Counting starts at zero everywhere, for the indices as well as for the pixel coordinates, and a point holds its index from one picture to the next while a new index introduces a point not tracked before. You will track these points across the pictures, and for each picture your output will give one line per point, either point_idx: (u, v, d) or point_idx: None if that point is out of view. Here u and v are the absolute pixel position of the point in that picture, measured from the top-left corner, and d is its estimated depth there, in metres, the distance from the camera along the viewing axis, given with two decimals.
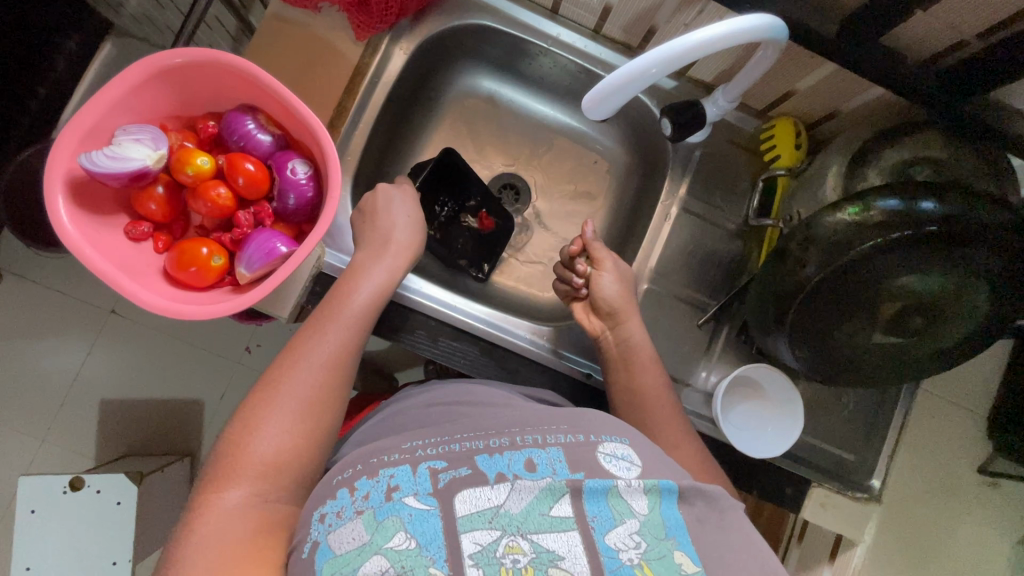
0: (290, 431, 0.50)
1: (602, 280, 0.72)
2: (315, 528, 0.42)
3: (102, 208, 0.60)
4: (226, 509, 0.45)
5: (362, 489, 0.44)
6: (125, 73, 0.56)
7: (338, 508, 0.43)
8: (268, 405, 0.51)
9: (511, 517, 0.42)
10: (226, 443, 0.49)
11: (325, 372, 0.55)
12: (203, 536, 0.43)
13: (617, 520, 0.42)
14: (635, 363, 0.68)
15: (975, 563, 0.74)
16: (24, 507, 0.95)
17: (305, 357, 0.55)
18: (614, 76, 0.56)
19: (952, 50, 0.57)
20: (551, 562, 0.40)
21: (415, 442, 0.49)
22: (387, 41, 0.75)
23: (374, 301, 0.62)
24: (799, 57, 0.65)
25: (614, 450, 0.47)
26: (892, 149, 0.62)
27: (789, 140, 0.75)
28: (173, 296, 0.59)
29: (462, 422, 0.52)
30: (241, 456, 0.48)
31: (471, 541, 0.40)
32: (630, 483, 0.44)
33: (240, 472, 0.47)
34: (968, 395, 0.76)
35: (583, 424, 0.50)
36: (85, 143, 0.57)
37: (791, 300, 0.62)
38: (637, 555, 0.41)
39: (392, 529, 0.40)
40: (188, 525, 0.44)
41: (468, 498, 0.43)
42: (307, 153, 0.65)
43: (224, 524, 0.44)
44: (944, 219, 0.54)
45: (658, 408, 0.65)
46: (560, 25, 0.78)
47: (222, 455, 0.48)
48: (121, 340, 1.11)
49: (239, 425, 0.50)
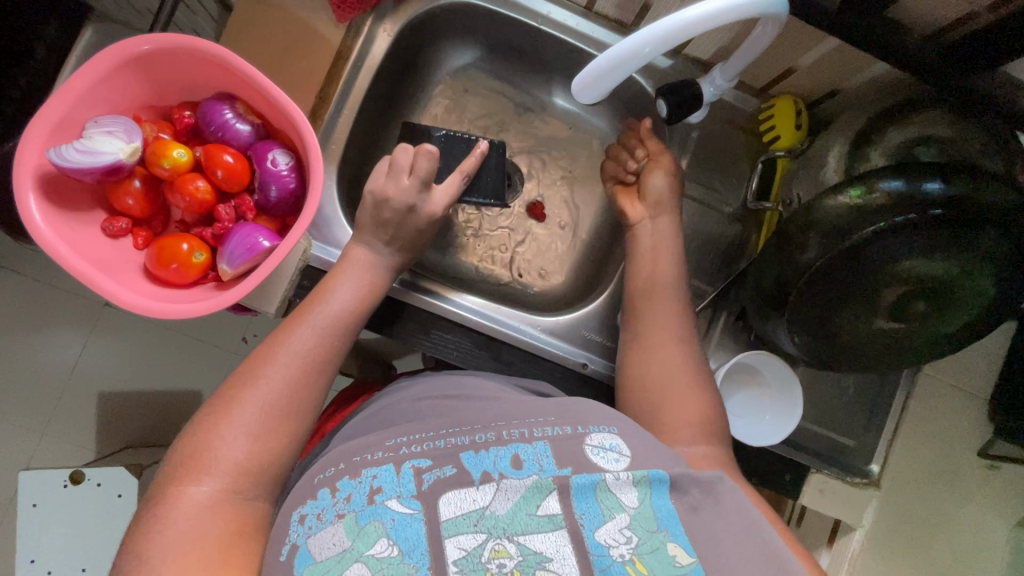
0: (264, 422, 0.49)
1: (652, 178, 0.71)
2: (295, 530, 0.41)
3: (77, 204, 0.57)
4: (204, 504, 0.44)
5: (344, 491, 0.43)
6: (91, 62, 0.54)
7: (318, 509, 0.42)
8: (247, 397, 0.49)
9: (496, 519, 0.41)
10: (201, 433, 0.47)
11: (301, 363, 0.53)
12: (173, 533, 0.42)
13: (606, 515, 0.42)
14: (636, 341, 0.64)
15: (971, 545, 0.75)
16: (26, 501, 0.94)
17: (289, 347, 0.53)
18: (605, 57, 0.53)
19: (962, 21, 0.54)
20: (538, 564, 0.40)
21: (399, 437, 0.48)
22: (370, 22, 0.72)
23: (361, 291, 0.61)
24: (799, 32, 0.62)
25: (602, 442, 0.46)
26: (898, 127, 0.60)
27: (790, 120, 0.72)
28: (154, 293, 0.57)
29: (449, 415, 0.51)
30: (212, 450, 0.46)
31: (455, 547, 0.40)
32: (619, 476, 0.43)
33: (212, 468, 0.46)
34: (970, 379, 0.75)
35: (571, 413, 0.49)
36: (55, 136, 0.55)
37: (790, 285, 0.61)
38: (629, 551, 0.41)
39: (374, 536, 0.40)
40: (152, 520, 0.43)
41: (453, 501, 0.42)
42: (289, 141, 0.63)
43: (201, 523, 0.43)
44: (949, 201, 0.52)
45: (667, 380, 0.59)
46: (549, 2, 0.75)
47: (190, 448, 0.47)
48: (116, 333, 1.09)
49: (216, 415, 0.48)
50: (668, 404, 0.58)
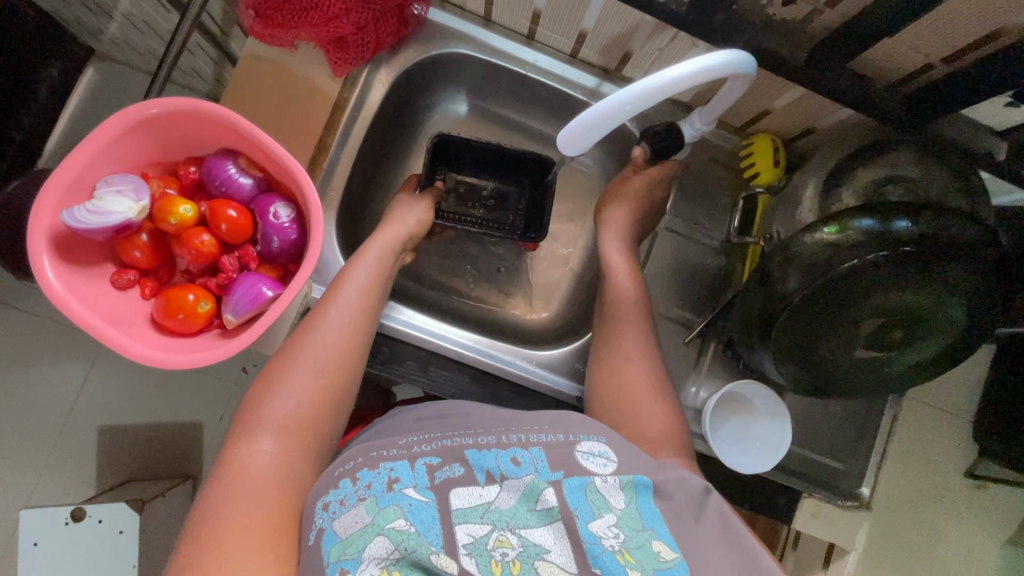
0: (312, 379, 0.55)
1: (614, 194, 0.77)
2: (320, 516, 0.45)
3: (87, 259, 0.60)
4: (253, 471, 0.48)
5: (365, 479, 0.47)
6: (103, 127, 0.57)
7: (341, 496, 0.46)
8: (295, 356, 0.56)
9: (500, 512, 0.45)
10: (248, 406, 0.53)
11: (344, 315, 0.60)
12: (236, 493, 0.46)
13: (596, 513, 0.45)
14: (612, 366, 0.66)
15: (963, 563, 0.76)
16: (29, 539, 0.95)
17: (336, 303, 0.61)
18: (587, 114, 0.56)
19: (918, 73, 0.57)
20: (537, 555, 0.43)
21: (412, 437, 0.52)
22: (366, 73, 0.75)
23: (385, 249, 0.68)
24: (772, 79, 0.66)
25: (591, 448, 0.51)
26: (868, 167, 0.63)
27: (768, 156, 0.75)
28: (162, 344, 0.60)
29: (453, 422, 0.55)
30: (267, 410, 0.52)
31: (465, 533, 0.44)
32: (607, 480, 0.47)
33: (266, 429, 0.51)
34: (953, 401, 0.78)
35: (564, 423, 0.53)
36: (67, 197, 0.57)
37: (774, 318, 0.63)
38: (618, 543, 0.44)
39: (393, 514, 0.43)
40: (218, 480, 0.47)
41: (462, 493, 0.46)
42: (289, 194, 0.65)
43: (257, 489, 0.47)
44: (916, 239, 0.55)
45: (639, 401, 0.62)
46: (537, 51, 0.79)
47: (244, 413, 0.52)
48: (117, 367, 1.11)
49: (260, 388, 0.54)
50: (644, 431, 0.60)
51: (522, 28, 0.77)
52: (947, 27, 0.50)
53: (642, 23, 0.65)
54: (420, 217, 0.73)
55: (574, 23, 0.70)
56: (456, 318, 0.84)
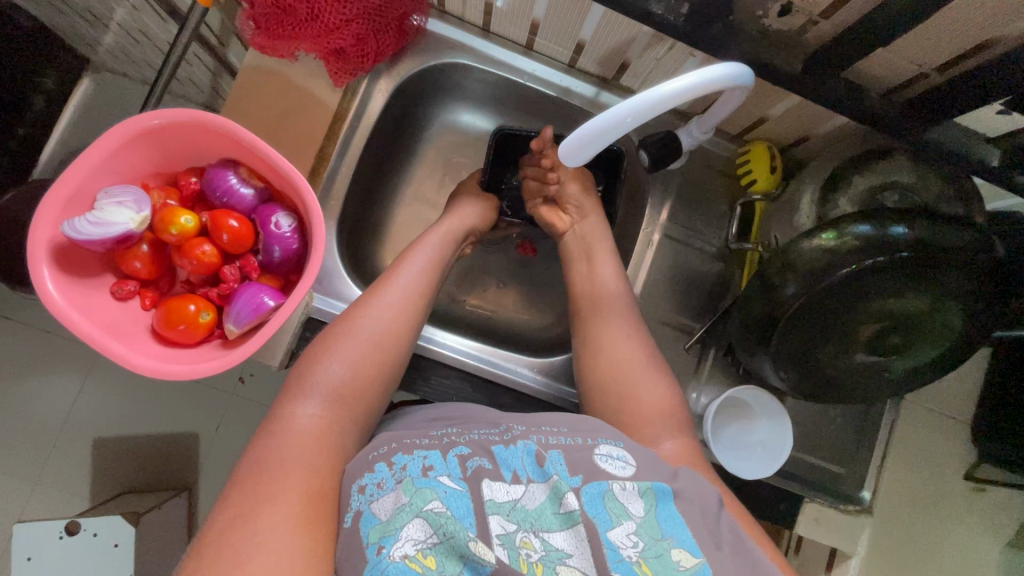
0: (368, 350, 0.57)
1: (573, 189, 0.76)
2: (357, 499, 0.46)
3: (86, 271, 0.60)
4: (298, 429, 0.50)
5: (400, 462, 0.47)
6: (103, 139, 0.57)
7: (377, 480, 0.46)
8: (357, 326, 0.58)
9: (526, 512, 0.45)
10: (297, 374, 0.55)
11: (407, 295, 0.62)
12: (286, 450, 0.48)
13: (615, 521, 0.45)
14: (601, 352, 0.65)
15: (966, 567, 0.76)
16: (20, 554, 0.94)
17: (398, 282, 0.63)
18: (589, 125, 0.57)
19: (911, 82, 0.58)
20: (559, 560, 0.43)
21: (442, 430, 0.53)
22: (365, 83, 0.76)
23: (446, 237, 0.70)
24: (768, 88, 0.66)
25: (609, 451, 0.51)
26: (862, 176, 0.64)
27: (766, 162, 0.76)
28: (163, 355, 0.59)
29: (477, 418, 0.56)
30: (324, 372, 0.54)
31: (497, 524, 0.44)
32: (625, 487, 0.47)
33: (321, 392, 0.52)
34: (951, 404, 0.78)
35: (581, 427, 0.54)
36: (68, 209, 0.57)
37: (774, 323, 0.63)
38: (636, 553, 0.44)
39: (428, 496, 0.44)
40: (270, 436, 0.49)
41: (493, 486, 0.46)
42: (290, 204, 0.66)
43: (303, 449, 0.48)
44: (914, 244, 0.55)
45: (640, 385, 0.62)
46: (535, 61, 0.79)
47: (300, 373, 0.54)
48: (113, 378, 1.10)
49: (309, 359, 0.55)
50: (644, 412, 0.60)
51: (520, 38, 0.77)
52: (940, 37, 0.51)
53: (640, 33, 0.65)
54: (486, 214, 0.77)
55: (572, 34, 0.71)
56: (458, 326, 0.84)
